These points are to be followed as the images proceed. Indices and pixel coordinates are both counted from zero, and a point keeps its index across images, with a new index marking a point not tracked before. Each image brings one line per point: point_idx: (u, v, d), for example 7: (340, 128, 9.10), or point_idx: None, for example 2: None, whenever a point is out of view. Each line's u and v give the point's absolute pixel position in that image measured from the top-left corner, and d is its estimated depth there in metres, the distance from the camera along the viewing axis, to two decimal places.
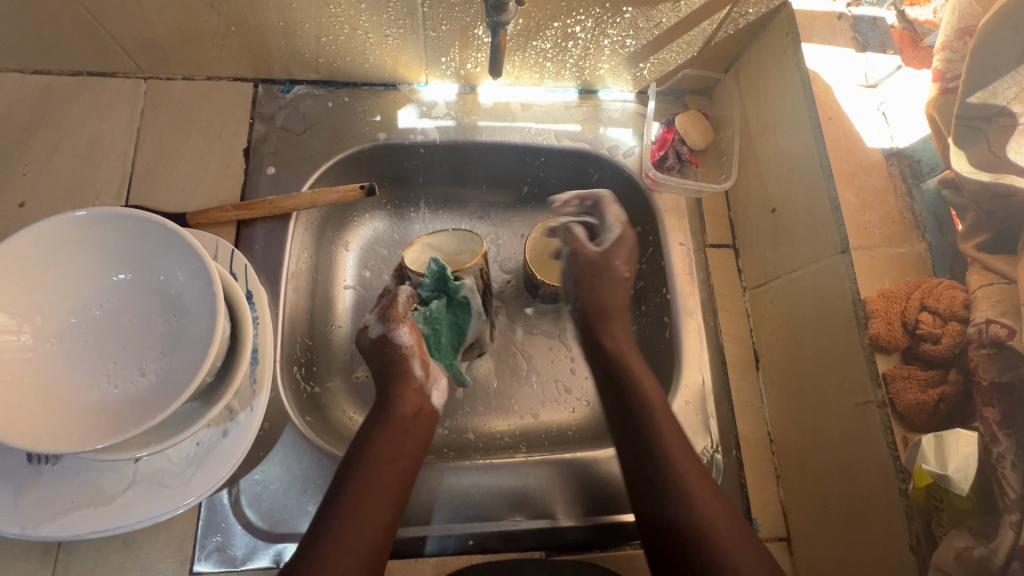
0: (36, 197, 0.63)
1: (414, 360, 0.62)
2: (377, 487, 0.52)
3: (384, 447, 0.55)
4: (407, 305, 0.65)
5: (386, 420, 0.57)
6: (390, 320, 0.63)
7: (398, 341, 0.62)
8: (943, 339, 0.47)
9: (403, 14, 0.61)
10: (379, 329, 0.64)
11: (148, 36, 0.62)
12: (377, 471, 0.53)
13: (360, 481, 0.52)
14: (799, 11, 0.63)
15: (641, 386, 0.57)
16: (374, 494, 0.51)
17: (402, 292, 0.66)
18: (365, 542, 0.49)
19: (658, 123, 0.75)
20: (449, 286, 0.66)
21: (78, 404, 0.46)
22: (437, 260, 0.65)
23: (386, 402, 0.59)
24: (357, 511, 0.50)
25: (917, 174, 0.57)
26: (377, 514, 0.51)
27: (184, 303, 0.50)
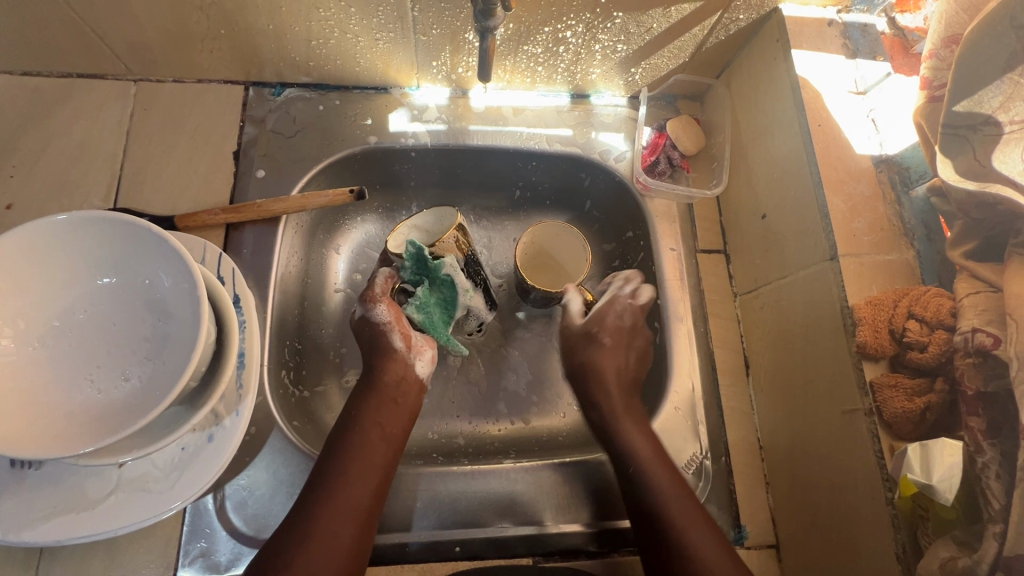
0: (24, 200, 0.63)
1: (392, 334, 0.62)
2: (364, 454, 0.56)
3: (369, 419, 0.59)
4: (387, 284, 0.64)
5: (371, 394, 0.60)
6: (367, 298, 0.62)
7: (376, 318, 0.62)
8: (929, 348, 0.47)
9: (393, 18, 0.61)
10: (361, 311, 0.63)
11: (138, 39, 0.62)
12: (365, 439, 0.57)
13: (350, 448, 0.56)
14: (789, 17, 0.63)
15: (631, 442, 0.58)
16: (362, 460, 0.56)
17: (382, 273, 0.64)
18: (356, 504, 0.53)
19: (649, 129, 0.75)
20: (430, 267, 0.60)
21: (60, 409, 0.46)
22: (413, 243, 0.58)
23: (370, 376, 0.62)
24: (345, 475, 0.54)
25: (906, 181, 0.57)
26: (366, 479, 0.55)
27: (168, 307, 0.49)
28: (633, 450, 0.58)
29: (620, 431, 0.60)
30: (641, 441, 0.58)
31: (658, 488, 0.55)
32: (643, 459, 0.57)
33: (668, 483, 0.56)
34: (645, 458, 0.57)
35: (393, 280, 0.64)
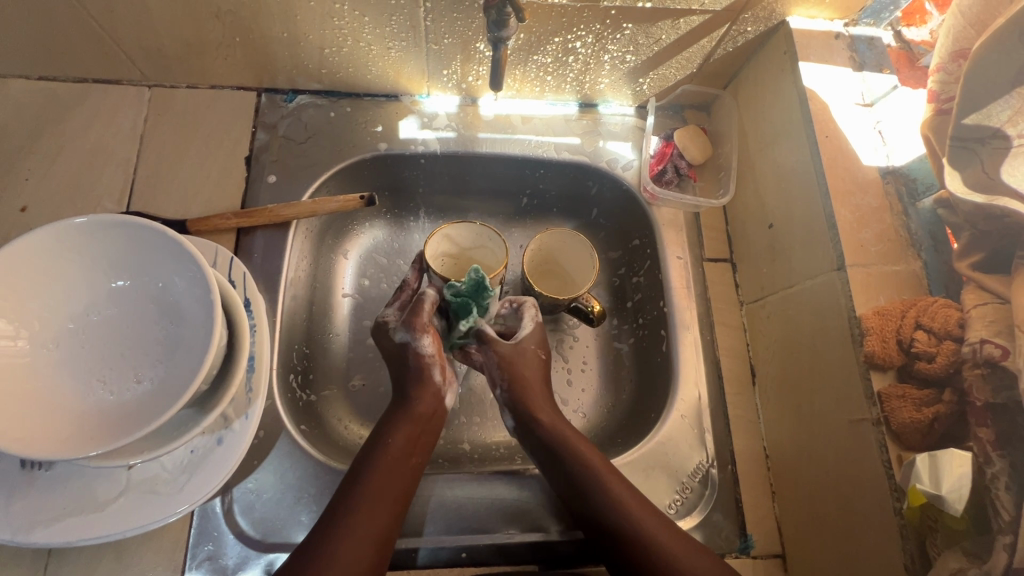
0: (38, 202, 0.64)
1: (433, 368, 0.61)
2: (387, 479, 0.54)
3: (397, 443, 0.56)
4: (431, 311, 0.63)
5: (402, 418, 0.58)
6: (416, 326, 0.60)
7: (421, 350, 0.61)
8: (937, 358, 0.48)
9: (406, 27, 0.62)
10: (403, 334, 0.61)
11: (154, 45, 0.63)
12: (395, 465, 0.55)
13: (373, 474, 0.54)
14: (797, 30, 0.63)
15: (581, 454, 0.57)
16: (387, 487, 0.54)
17: (427, 297, 0.63)
18: (374, 531, 0.51)
19: (657, 138, 0.76)
20: (485, 295, 0.62)
21: (73, 411, 0.46)
22: (478, 270, 0.61)
23: (404, 399, 0.60)
24: (369, 501, 0.52)
25: (914, 192, 0.57)
26: (388, 505, 0.53)
27: (182, 310, 0.50)
28: (581, 462, 0.56)
29: (564, 443, 0.58)
30: (589, 454, 0.57)
31: (611, 497, 0.54)
32: (592, 472, 0.56)
33: (624, 492, 0.55)
34: (597, 469, 0.56)
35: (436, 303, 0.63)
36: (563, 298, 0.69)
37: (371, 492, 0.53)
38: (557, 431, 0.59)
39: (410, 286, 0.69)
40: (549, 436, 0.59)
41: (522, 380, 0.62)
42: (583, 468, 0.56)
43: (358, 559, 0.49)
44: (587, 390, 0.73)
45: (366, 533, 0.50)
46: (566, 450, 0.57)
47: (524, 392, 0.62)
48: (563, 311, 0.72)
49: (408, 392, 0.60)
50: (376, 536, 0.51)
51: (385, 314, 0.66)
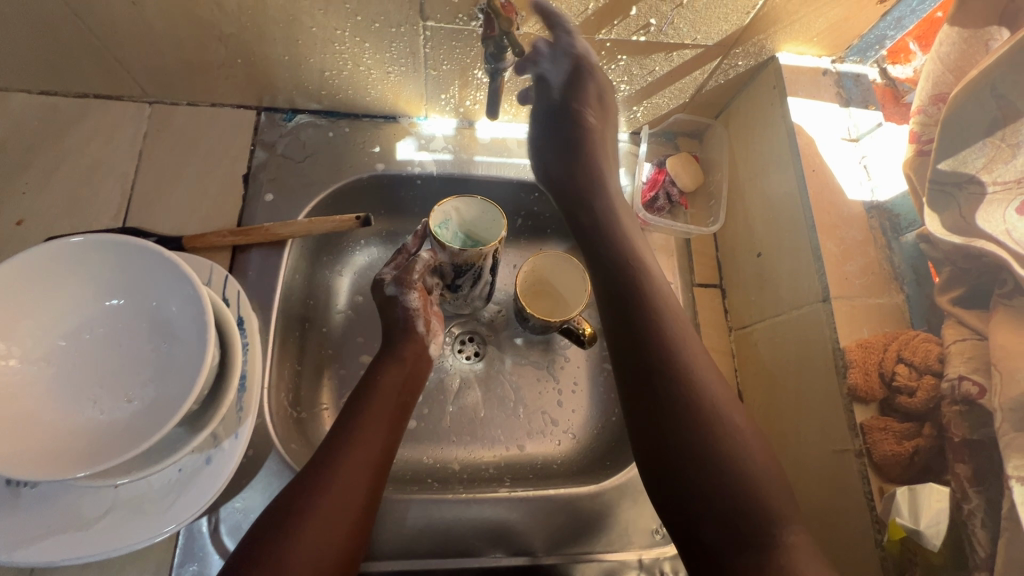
0: (35, 216, 0.64)
1: (418, 319, 0.66)
2: (379, 415, 0.58)
3: (390, 383, 0.61)
4: (424, 270, 0.66)
5: (390, 360, 0.63)
6: (406, 284, 0.64)
7: (409, 305, 0.65)
8: (918, 392, 0.48)
9: (405, 53, 0.63)
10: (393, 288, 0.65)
11: (156, 64, 0.64)
12: (384, 399, 0.60)
13: (369, 409, 0.58)
14: (786, 66, 0.65)
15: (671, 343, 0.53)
16: (380, 412, 0.58)
17: (422, 259, 0.65)
18: (370, 459, 0.55)
19: (650, 164, 0.77)
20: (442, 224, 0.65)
21: (63, 429, 0.46)
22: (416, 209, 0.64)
23: (392, 346, 0.64)
24: (363, 424, 0.57)
25: (896, 227, 0.59)
26: (380, 437, 0.57)
27: (175, 329, 0.50)
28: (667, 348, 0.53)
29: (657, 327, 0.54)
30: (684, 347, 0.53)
31: (690, 388, 0.51)
32: (677, 364, 0.52)
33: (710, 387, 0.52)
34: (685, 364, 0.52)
35: (431, 265, 0.66)
36: (554, 321, 0.72)
37: (371, 414, 0.58)
38: (657, 315, 0.55)
39: (409, 250, 0.68)
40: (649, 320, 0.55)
41: (586, 164, 0.70)
42: (666, 357, 0.53)
43: (356, 485, 0.53)
44: (578, 411, 0.78)
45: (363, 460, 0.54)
46: (657, 335, 0.54)
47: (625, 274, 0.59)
48: (556, 332, 0.74)
49: (396, 337, 0.65)
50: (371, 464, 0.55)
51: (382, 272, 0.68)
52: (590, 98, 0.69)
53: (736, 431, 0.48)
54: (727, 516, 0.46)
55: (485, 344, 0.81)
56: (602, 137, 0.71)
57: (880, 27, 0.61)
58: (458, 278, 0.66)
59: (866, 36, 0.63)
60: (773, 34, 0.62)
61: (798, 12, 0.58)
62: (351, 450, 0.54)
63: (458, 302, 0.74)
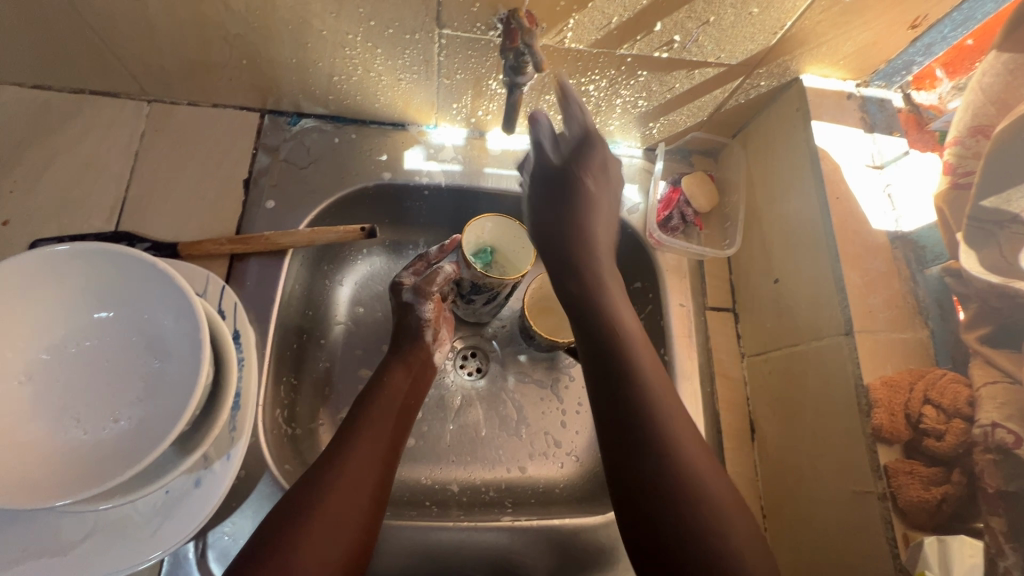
0: (22, 216, 0.61)
1: (428, 329, 0.66)
2: (387, 412, 0.57)
3: (397, 382, 0.61)
4: (444, 283, 0.66)
5: (397, 363, 0.63)
6: (424, 294, 0.65)
7: (421, 313, 0.66)
8: (946, 436, 0.47)
9: (418, 61, 0.60)
10: (409, 295, 0.66)
11: (157, 62, 0.61)
12: (391, 399, 0.59)
13: (377, 406, 0.57)
14: (810, 88, 0.63)
15: (648, 398, 0.47)
16: (387, 410, 0.58)
17: (444, 271, 0.66)
18: (380, 451, 0.54)
19: (664, 182, 0.75)
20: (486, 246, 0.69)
21: (42, 451, 0.43)
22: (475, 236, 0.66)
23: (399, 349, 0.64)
24: (371, 422, 0.56)
25: (922, 259, 0.56)
26: (389, 432, 0.56)
27: (167, 345, 0.47)
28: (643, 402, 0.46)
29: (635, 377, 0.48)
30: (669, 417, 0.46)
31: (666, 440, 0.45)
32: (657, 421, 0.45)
33: (684, 437, 0.45)
34: (657, 404, 0.46)
35: (451, 278, 0.66)
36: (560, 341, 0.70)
37: (377, 411, 0.57)
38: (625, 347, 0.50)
39: (430, 258, 0.68)
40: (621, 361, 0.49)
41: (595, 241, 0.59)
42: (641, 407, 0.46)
43: (367, 475, 0.51)
44: (582, 432, 0.76)
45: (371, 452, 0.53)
46: (633, 383, 0.48)
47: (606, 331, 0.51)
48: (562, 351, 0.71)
49: (405, 343, 0.65)
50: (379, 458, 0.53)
51: (401, 276, 0.67)
52: (603, 179, 0.61)
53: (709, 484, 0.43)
54: (699, 563, 0.40)
55: (488, 361, 0.78)
56: (610, 225, 0.61)
57: (909, 52, 0.59)
58: (474, 293, 0.67)
59: (893, 61, 0.61)
60: (799, 56, 0.60)
61: (827, 34, 0.57)
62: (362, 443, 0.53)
63: (469, 311, 0.74)
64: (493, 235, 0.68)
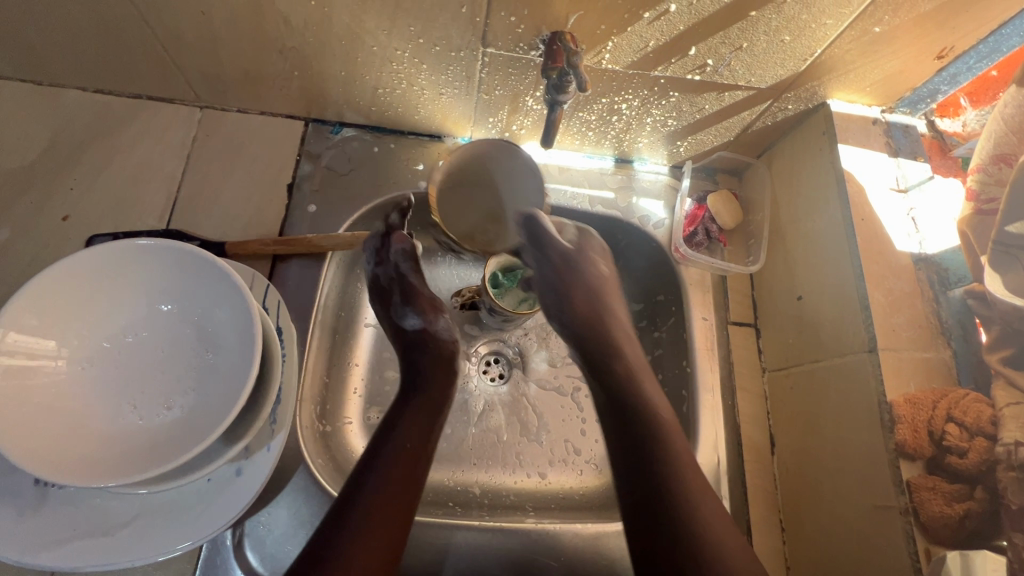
0: (81, 213, 0.65)
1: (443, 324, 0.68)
2: (408, 467, 0.53)
3: (415, 429, 0.56)
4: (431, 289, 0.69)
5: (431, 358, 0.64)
6: (428, 314, 0.67)
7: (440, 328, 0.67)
8: (969, 454, 0.49)
9: (461, 77, 0.63)
10: (410, 318, 0.67)
11: (214, 71, 0.64)
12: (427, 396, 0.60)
13: (398, 459, 0.53)
14: (836, 113, 0.65)
15: (659, 419, 0.54)
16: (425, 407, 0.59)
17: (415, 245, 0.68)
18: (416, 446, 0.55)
19: (690, 199, 0.78)
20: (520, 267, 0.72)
21: (102, 435, 0.45)
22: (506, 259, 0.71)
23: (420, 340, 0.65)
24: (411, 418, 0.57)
25: (945, 281, 0.58)
26: (407, 491, 0.51)
27: (220, 339, 0.50)
28: (660, 425, 0.53)
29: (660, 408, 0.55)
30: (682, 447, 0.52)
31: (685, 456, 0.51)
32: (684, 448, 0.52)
33: (678, 454, 0.51)
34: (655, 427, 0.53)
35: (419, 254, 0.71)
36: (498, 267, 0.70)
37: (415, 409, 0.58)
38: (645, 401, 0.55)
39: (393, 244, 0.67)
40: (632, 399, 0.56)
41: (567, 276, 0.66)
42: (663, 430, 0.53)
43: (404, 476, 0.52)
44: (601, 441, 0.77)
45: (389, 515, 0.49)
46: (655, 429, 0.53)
47: (625, 365, 0.59)
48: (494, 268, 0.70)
49: (419, 381, 0.62)
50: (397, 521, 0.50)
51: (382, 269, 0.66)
52: (582, 261, 0.67)
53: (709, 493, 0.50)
54: None
55: (511, 367, 0.80)
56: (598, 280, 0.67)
57: (933, 81, 0.62)
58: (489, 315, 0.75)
59: (918, 89, 0.64)
60: (827, 82, 0.62)
61: (855, 62, 0.59)
62: (382, 504, 0.49)
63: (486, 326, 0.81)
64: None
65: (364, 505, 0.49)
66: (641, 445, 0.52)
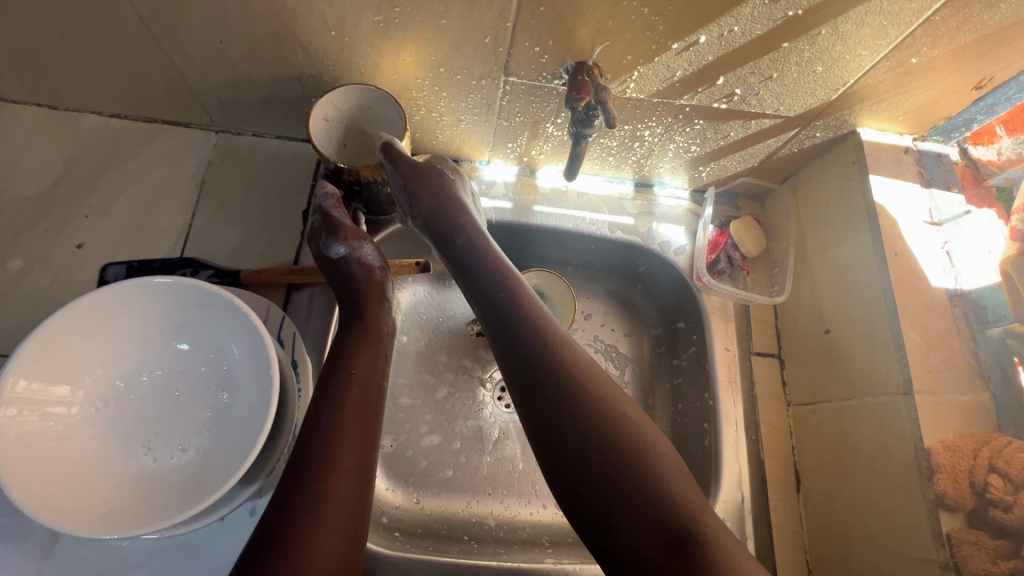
0: (95, 239, 0.64)
1: (374, 258, 0.61)
2: (361, 401, 0.48)
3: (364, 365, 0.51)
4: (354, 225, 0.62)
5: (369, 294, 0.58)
6: (353, 240, 0.60)
7: (367, 258, 0.60)
8: (1015, 508, 0.47)
9: (481, 104, 0.62)
10: (336, 246, 0.60)
11: (231, 98, 0.64)
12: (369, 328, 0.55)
13: (350, 399, 0.48)
14: (867, 141, 0.64)
15: (545, 340, 0.48)
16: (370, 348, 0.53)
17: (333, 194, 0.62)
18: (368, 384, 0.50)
19: (712, 225, 0.76)
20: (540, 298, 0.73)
21: (116, 479, 0.44)
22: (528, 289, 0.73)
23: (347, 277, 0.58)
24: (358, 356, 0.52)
25: (982, 320, 0.56)
26: (364, 436, 0.47)
27: (235, 377, 0.49)
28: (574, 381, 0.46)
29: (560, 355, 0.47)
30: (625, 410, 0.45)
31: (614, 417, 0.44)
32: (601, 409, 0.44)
33: (586, 375, 0.46)
34: (552, 344, 0.48)
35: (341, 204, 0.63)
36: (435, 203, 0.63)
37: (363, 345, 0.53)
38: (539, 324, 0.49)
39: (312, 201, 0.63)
40: (517, 319, 0.49)
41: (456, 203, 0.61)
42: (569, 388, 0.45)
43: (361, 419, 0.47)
44: None
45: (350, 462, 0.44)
46: (548, 355, 0.47)
47: (528, 312, 0.50)
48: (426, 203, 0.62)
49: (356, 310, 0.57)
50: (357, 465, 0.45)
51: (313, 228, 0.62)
52: (448, 186, 0.62)
53: (676, 471, 0.43)
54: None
55: None
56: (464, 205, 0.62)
57: (970, 111, 0.60)
58: None
59: (953, 119, 0.61)
60: (858, 111, 0.60)
61: (889, 92, 0.57)
62: (338, 448, 0.44)
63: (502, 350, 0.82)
64: (540, 281, 0.73)
65: (324, 449, 0.44)
66: (541, 371, 0.46)
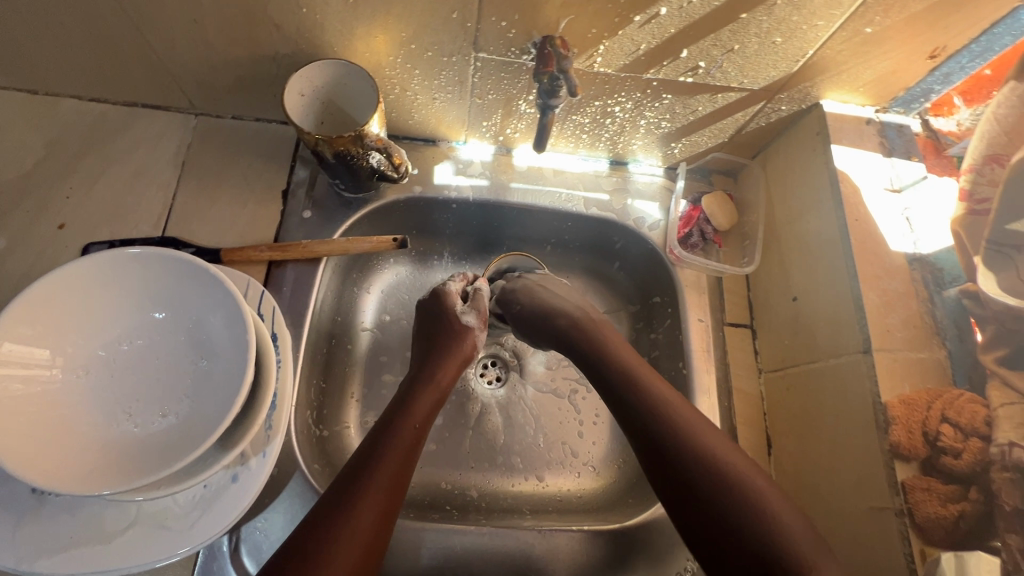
0: (77, 221, 0.65)
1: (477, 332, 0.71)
2: (423, 420, 0.57)
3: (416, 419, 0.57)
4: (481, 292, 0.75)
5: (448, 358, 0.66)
6: (480, 317, 0.72)
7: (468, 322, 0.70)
8: (963, 455, 0.49)
9: (453, 81, 0.63)
10: (470, 318, 0.71)
11: (208, 79, 0.65)
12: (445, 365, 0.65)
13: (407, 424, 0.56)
14: (830, 113, 0.65)
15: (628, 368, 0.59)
16: (445, 376, 0.64)
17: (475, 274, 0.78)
18: (433, 403, 0.60)
19: (685, 200, 0.78)
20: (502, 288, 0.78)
21: (97, 443, 0.45)
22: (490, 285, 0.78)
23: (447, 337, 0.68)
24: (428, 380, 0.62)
25: (940, 281, 0.58)
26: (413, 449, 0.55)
27: (214, 346, 0.50)
28: (679, 426, 0.52)
29: (672, 417, 0.53)
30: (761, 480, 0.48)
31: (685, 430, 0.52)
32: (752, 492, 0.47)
33: (673, 399, 0.55)
34: (634, 374, 0.58)
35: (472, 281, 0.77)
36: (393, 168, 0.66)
37: (441, 374, 0.64)
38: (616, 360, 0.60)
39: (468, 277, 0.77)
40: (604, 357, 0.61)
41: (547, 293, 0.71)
42: (715, 470, 0.49)
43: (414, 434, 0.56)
44: (598, 443, 0.77)
45: (372, 510, 0.48)
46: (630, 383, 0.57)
47: (623, 369, 0.59)
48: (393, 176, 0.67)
49: (434, 370, 0.64)
50: (377, 517, 0.48)
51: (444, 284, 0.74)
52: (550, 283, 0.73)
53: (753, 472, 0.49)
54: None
55: (507, 371, 0.81)
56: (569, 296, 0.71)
57: (927, 81, 0.62)
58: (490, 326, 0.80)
59: (912, 89, 0.63)
60: (819, 83, 0.62)
61: (848, 63, 0.59)
62: (386, 458, 0.51)
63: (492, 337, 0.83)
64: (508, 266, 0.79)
65: (376, 458, 0.51)
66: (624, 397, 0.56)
